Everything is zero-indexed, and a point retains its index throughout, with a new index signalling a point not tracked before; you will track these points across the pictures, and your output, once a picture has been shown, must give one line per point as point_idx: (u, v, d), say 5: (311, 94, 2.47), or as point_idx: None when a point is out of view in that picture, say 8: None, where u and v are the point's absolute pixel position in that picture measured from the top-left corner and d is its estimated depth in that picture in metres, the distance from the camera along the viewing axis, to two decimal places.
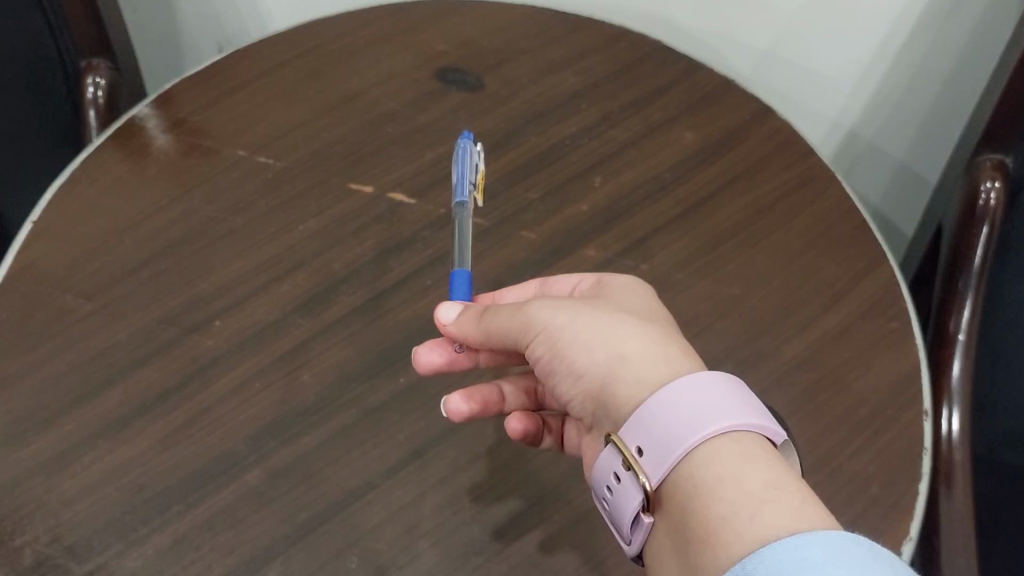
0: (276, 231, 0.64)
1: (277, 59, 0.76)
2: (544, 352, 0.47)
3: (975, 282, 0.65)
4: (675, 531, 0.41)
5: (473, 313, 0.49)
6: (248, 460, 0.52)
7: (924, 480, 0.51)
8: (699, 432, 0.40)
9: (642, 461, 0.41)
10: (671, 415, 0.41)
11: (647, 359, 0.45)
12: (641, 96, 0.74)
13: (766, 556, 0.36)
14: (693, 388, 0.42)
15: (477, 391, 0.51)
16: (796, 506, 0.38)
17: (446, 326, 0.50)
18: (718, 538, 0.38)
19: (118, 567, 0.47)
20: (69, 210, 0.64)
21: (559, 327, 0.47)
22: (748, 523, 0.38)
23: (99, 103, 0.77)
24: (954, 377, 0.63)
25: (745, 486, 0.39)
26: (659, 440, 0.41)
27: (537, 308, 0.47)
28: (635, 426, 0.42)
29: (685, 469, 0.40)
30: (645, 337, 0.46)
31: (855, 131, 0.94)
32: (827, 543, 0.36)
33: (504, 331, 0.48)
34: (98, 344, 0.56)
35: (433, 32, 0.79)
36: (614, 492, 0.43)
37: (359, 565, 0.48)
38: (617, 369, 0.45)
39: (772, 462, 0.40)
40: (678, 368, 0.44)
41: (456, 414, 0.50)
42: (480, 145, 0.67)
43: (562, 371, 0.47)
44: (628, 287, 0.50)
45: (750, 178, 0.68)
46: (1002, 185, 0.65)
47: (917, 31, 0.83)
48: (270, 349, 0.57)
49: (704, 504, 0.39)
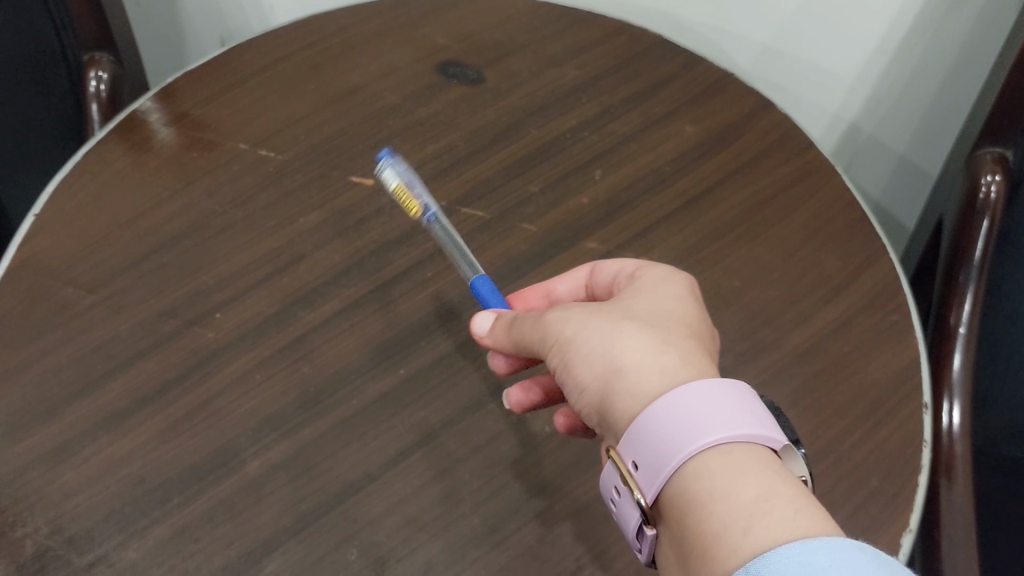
0: (275, 224, 0.64)
1: (279, 53, 0.76)
2: (556, 363, 0.46)
3: (975, 275, 0.65)
4: (677, 544, 0.40)
5: (505, 323, 0.50)
6: (248, 452, 0.52)
7: (924, 473, 0.51)
8: (687, 449, 0.39)
9: (637, 476, 0.41)
10: (661, 431, 0.40)
11: (645, 370, 0.43)
12: (641, 89, 0.74)
13: (770, 560, 0.35)
14: (682, 405, 0.40)
15: (538, 380, 0.52)
16: (790, 517, 0.37)
17: (482, 339, 0.51)
18: (715, 553, 0.37)
19: (118, 559, 0.47)
20: (72, 203, 0.64)
21: (568, 339, 0.45)
22: (741, 538, 0.37)
23: (101, 97, 0.75)
24: (955, 370, 0.63)
25: (734, 500, 0.37)
26: (651, 456, 0.40)
27: (552, 317, 0.46)
28: (628, 441, 0.41)
29: (677, 485, 0.39)
30: (646, 345, 0.44)
31: (855, 125, 0.94)
32: (829, 550, 0.35)
33: (527, 342, 0.48)
34: (99, 336, 0.57)
35: (433, 26, 0.79)
36: (618, 504, 0.43)
37: (358, 557, 0.48)
38: (614, 381, 0.43)
39: (766, 473, 0.38)
40: (674, 378, 0.42)
41: (518, 404, 0.52)
42: (382, 160, 0.62)
43: (569, 384, 0.46)
44: (653, 284, 0.48)
45: (750, 171, 0.68)
46: (1003, 179, 0.64)
47: (917, 27, 0.82)
48: (270, 341, 0.57)
49: (698, 519, 0.38)
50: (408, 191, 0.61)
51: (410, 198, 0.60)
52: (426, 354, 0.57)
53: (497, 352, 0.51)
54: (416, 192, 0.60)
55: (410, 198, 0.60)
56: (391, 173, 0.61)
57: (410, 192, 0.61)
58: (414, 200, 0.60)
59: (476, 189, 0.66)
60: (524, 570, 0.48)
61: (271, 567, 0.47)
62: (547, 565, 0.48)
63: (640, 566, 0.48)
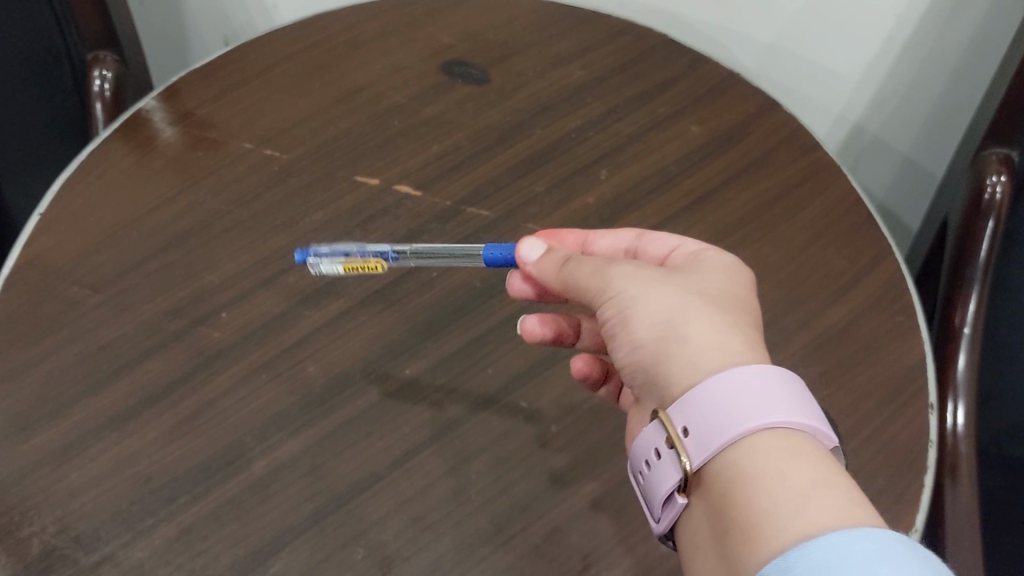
0: (281, 223, 0.64)
1: (283, 52, 0.76)
2: (610, 315, 0.47)
3: (980, 275, 0.65)
4: (715, 518, 0.40)
5: (558, 259, 0.50)
6: (254, 452, 0.52)
7: (930, 473, 0.51)
8: (748, 423, 0.40)
9: (686, 442, 0.41)
10: (724, 401, 0.41)
11: (708, 344, 0.43)
12: (647, 88, 0.74)
13: (811, 548, 0.35)
14: (743, 379, 0.41)
15: (556, 320, 0.55)
16: (842, 506, 0.37)
17: (526, 264, 0.52)
18: (763, 530, 0.37)
19: (125, 558, 0.47)
20: (77, 202, 0.64)
21: (632, 296, 0.46)
22: (791, 519, 0.37)
23: (105, 96, 0.75)
24: (960, 370, 0.63)
25: (790, 481, 0.38)
26: (705, 424, 0.41)
27: (619, 273, 0.47)
28: (682, 406, 0.42)
29: (730, 457, 0.40)
30: (711, 322, 0.44)
31: (860, 124, 0.94)
32: (873, 540, 0.35)
33: (581, 286, 0.48)
34: (106, 335, 0.57)
35: (439, 25, 0.79)
36: (651, 468, 0.43)
37: (365, 557, 0.48)
38: (671, 347, 0.44)
39: (822, 463, 0.39)
40: (734, 360, 0.43)
41: (530, 335, 0.54)
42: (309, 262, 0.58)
43: (620, 338, 0.47)
44: (720, 263, 0.49)
45: (755, 171, 0.68)
46: (1008, 181, 0.64)
47: (923, 27, 0.82)
48: (276, 340, 0.57)
49: (747, 495, 0.39)
50: (356, 259, 0.58)
51: (364, 262, 0.58)
52: (432, 353, 0.57)
53: (537, 280, 0.52)
54: (359, 253, 0.58)
55: (364, 262, 0.58)
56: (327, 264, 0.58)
57: (359, 258, 0.58)
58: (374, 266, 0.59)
59: (481, 189, 0.66)
60: (531, 570, 0.47)
61: (278, 566, 0.47)
62: (555, 563, 0.48)
63: (647, 564, 0.48)
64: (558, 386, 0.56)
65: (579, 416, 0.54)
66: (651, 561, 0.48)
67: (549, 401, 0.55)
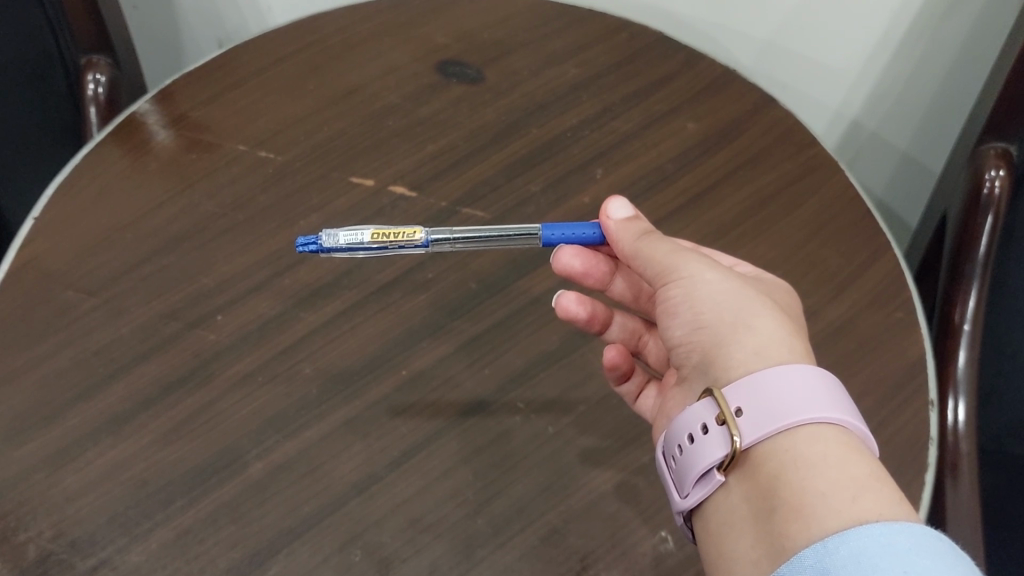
0: (277, 226, 0.63)
1: (277, 54, 0.76)
2: (677, 293, 0.50)
3: (979, 271, 0.64)
4: (758, 497, 0.42)
5: (637, 229, 0.52)
6: (250, 455, 0.51)
7: (931, 471, 0.50)
8: (813, 412, 0.42)
9: (738, 420, 0.43)
10: (788, 389, 0.42)
11: (773, 338, 0.46)
12: (643, 86, 0.74)
13: (852, 536, 0.36)
14: (810, 372, 0.43)
15: (594, 303, 0.55)
16: (893, 499, 0.39)
17: (608, 220, 0.53)
18: (815, 509, 0.39)
19: (121, 562, 0.47)
20: (72, 206, 0.64)
21: (704, 281, 0.49)
22: (845, 503, 0.38)
23: (99, 100, 0.75)
24: (960, 367, 0.63)
25: (846, 470, 0.40)
26: (763, 405, 0.42)
27: (693, 259, 0.50)
28: (741, 386, 0.44)
29: (785, 441, 0.42)
30: (777, 320, 0.48)
31: (858, 122, 0.94)
32: (913, 534, 0.36)
33: (654, 259, 0.50)
34: (100, 339, 0.56)
35: (434, 25, 0.79)
36: (695, 443, 0.44)
37: (362, 559, 0.47)
38: (737, 334, 0.47)
39: (872, 460, 0.41)
40: (798, 356, 0.46)
41: (564, 311, 0.55)
42: (331, 238, 0.56)
43: (683, 317, 0.50)
44: (774, 280, 0.53)
45: (751, 169, 0.67)
46: (1007, 175, 0.64)
47: (919, 21, 0.82)
48: (271, 342, 0.57)
49: (801, 478, 0.40)
50: (385, 229, 0.56)
51: (397, 230, 0.57)
52: (428, 355, 0.57)
53: (609, 238, 0.53)
54: (391, 227, 0.57)
55: (397, 231, 0.56)
56: (349, 234, 0.56)
57: (389, 228, 0.57)
58: (409, 230, 0.57)
59: (476, 189, 0.66)
60: (529, 571, 0.47)
61: (275, 569, 0.47)
62: (554, 564, 0.47)
63: (645, 564, 0.48)
64: (556, 385, 0.56)
65: (577, 415, 0.54)
66: (649, 561, 0.48)
67: (547, 401, 0.55)
